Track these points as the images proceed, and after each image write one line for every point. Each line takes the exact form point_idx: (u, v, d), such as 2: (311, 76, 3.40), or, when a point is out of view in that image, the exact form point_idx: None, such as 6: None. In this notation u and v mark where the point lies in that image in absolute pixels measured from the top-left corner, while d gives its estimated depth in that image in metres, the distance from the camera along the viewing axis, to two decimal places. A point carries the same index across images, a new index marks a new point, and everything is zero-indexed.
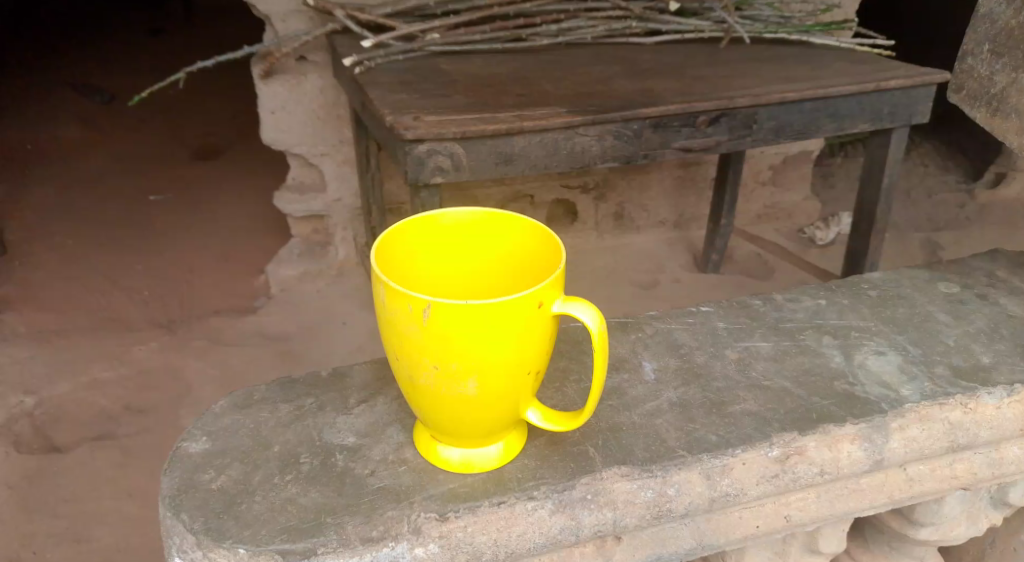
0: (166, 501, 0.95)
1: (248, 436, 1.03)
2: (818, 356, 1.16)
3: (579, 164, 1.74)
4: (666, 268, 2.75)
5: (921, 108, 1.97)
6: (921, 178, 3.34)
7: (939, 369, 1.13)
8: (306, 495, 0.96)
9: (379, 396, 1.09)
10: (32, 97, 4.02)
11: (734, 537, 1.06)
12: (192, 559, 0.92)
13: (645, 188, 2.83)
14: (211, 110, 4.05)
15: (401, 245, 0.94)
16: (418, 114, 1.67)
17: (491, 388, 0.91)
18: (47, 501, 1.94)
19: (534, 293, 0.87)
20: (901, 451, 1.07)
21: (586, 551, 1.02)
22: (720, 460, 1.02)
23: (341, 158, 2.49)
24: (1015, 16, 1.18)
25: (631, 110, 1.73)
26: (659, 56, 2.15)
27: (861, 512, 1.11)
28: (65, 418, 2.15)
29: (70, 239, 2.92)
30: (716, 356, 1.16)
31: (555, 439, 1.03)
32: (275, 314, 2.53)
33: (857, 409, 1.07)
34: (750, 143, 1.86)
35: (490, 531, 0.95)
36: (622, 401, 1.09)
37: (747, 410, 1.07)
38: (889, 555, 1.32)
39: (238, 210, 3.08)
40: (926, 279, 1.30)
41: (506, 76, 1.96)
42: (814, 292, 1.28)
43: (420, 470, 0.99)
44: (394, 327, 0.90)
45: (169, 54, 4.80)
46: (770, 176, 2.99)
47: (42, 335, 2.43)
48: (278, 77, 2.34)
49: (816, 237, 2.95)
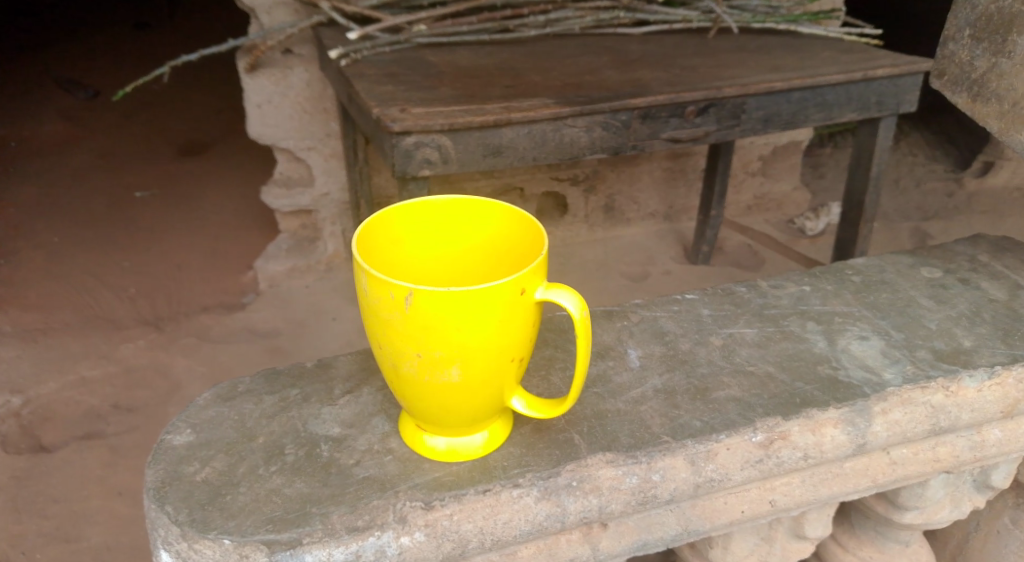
0: (151, 494, 0.95)
1: (233, 428, 1.03)
2: (802, 342, 1.16)
3: (566, 155, 1.74)
4: (657, 260, 2.75)
5: (906, 97, 1.97)
6: (909, 167, 3.35)
7: (922, 353, 1.14)
8: (291, 486, 0.96)
9: (365, 387, 1.09)
10: (18, 95, 3.99)
11: (720, 523, 1.07)
12: (177, 551, 0.92)
13: (635, 180, 2.83)
14: (199, 105, 4.03)
15: (383, 233, 0.94)
16: (404, 106, 1.67)
17: (475, 375, 0.91)
18: (36, 500, 1.93)
19: (516, 279, 0.87)
20: (884, 435, 1.08)
21: (572, 539, 1.03)
22: (705, 446, 1.02)
23: (329, 152, 2.49)
24: (995, 1, 1.19)
25: (618, 101, 1.73)
26: (646, 46, 2.15)
27: (845, 497, 1.11)
28: (53, 417, 2.14)
29: (57, 237, 2.90)
30: (701, 342, 1.17)
31: (540, 427, 1.03)
32: (264, 310, 2.53)
33: (840, 393, 1.08)
34: (736, 133, 1.87)
35: (476, 519, 0.95)
36: (608, 388, 1.10)
37: (731, 396, 1.08)
38: (876, 540, 1.33)
39: (226, 206, 3.07)
40: (909, 264, 1.31)
41: (494, 67, 1.96)
42: (799, 279, 1.28)
43: (405, 460, 0.99)
44: (377, 315, 0.91)
45: (157, 49, 4.77)
46: (759, 166, 2.99)
47: (30, 333, 2.42)
48: (264, 71, 2.33)
49: (806, 227, 2.96)
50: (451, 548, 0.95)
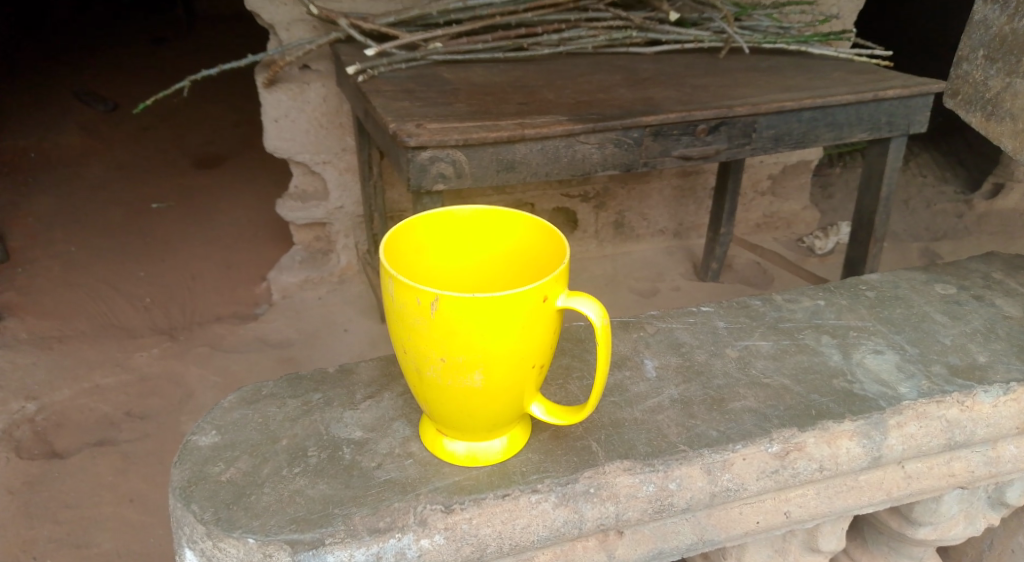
0: (177, 492, 0.96)
1: (257, 430, 1.04)
2: (817, 355, 1.17)
3: (580, 172, 1.76)
4: (666, 277, 2.77)
5: (917, 118, 1.99)
6: (919, 188, 3.36)
7: (937, 368, 1.15)
8: (313, 487, 0.97)
9: (385, 392, 1.10)
10: (35, 106, 4.04)
11: (734, 533, 1.08)
12: (202, 549, 0.94)
13: (645, 198, 2.85)
14: (214, 119, 4.08)
15: (410, 241, 0.96)
16: (421, 121, 1.69)
17: (496, 380, 0.93)
18: (48, 507, 1.95)
19: (539, 286, 0.89)
20: (899, 448, 1.09)
21: (588, 545, 1.04)
22: (721, 455, 1.03)
23: (343, 166, 2.51)
24: (1008, 23, 1.21)
25: (631, 118, 1.75)
26: (659, 65, 2.17)
27: (859, 510, 1.12)
28: (67, 424, 2.16)
29: (73, 246, 2.94)
30: (717, 354, 1.18)
31: (559, 434, 1.04)
32: (276, 321, 2.55)
33: (855, 406, 1.09)
34: (748, 151, 1.89)
35: (494, 523, 0.96)
36: (624, 397, 1.11)
37: (747, 407, 1.09)
38: (888, 555, 1.34)
39: (240, 218, 3.10)
40: (923, 280, 1.32)
41: (507, 84, 1.98)
42: (813, 293, 1.30)
43: (425, 464, 1.00)
44: (402, 320, 0.92)
45: (172, 62, 4.83)
46: (769, 185, 3.01)
47: (44, 341, 2.44)
48: (280, 85, 2.36)
49: (816, 246, 2.97)
50: (471, 551, 0.97)
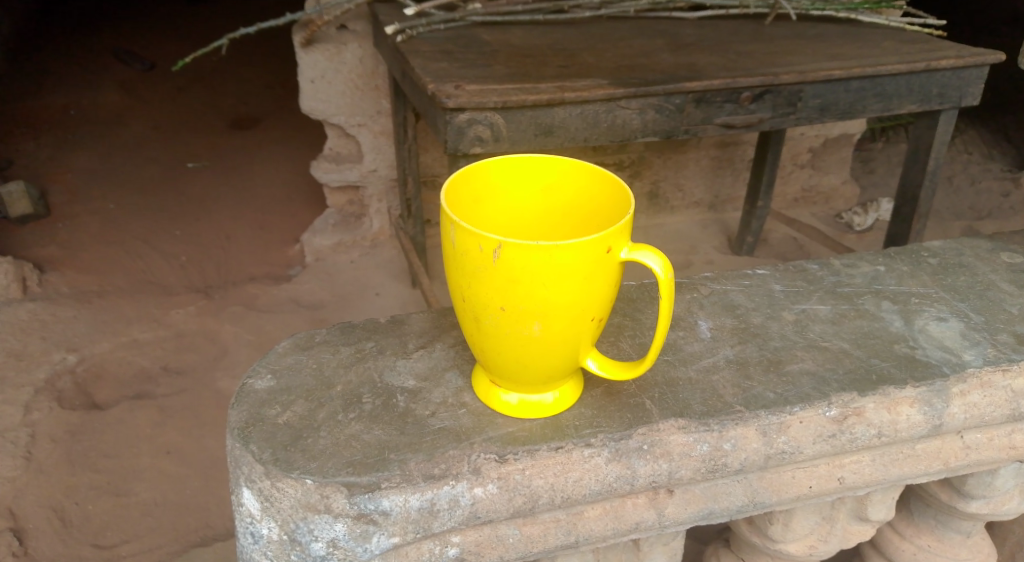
0: (235, 432, 0.97)
1: (312, 375, 1.04)
2: (877, 320, 1.15)
3: (620, 138, 1.73)
4: (700, 249, 2.75)
5: (970, 90, 1.93)
6: (964, 165, 3.29)
7: (1002, 337, 1.12)
8: (369, 432, 0.97)
9: (437, 343, 1.10)
10: (74, 65, 4.05)
11: (786, 496, 1.06)
12: (259, 489, 0.94)
13: (682, 168, 2.80)
14: (249, 79, 4.07)
15: (469, 187, 0.94)
16: (460, 83, 1.65)
17: (555, 331, 0.91)
18: (89, 455, 1.97)
19: (604, 237, 0.87)
20: (961, 416, 1.06)
21: (638, 503, 1.02)
22: (778, 417, 1.01)
23: (378, 129, 2.47)
24: None
25: (674, 84, 1.71)
26: (702, 31, 2.12)
27: (914, 479, 1.10)
28: (106, 376, 2.18)
29: (112, 203, 2.95)
30: (772, 317, 1.16)
31: (612, 391, 1.03)
32: (310, 282, 2.54)
33: (918, 372, 1.06)
34: (793, 121, 1.84)
35: (547, 475, 0.96)
36: (678, 356, 1.09)
37: (805, 369, 1.07)
38: (935, 528, 1.32)
39: (274, 180, 3.10)
40: (988, 248, 1.28)
41: (547, 47, 1.95)
42: (873, 259, 1.27)
43: (479, 414, 1.00)
44: (461, 267, 0.91)
45: (210, 21, 4.81)
46: (809, 158, 2.95)
47: (84, 295, 2.47)
48: (317, 45, 2.31)
49: (854, 222, 2.91)
50: (522, 502, 0.96)
